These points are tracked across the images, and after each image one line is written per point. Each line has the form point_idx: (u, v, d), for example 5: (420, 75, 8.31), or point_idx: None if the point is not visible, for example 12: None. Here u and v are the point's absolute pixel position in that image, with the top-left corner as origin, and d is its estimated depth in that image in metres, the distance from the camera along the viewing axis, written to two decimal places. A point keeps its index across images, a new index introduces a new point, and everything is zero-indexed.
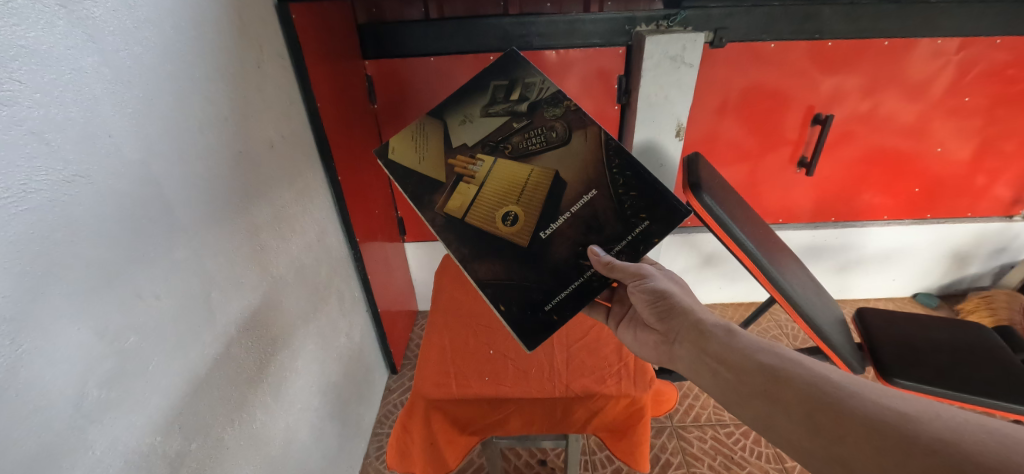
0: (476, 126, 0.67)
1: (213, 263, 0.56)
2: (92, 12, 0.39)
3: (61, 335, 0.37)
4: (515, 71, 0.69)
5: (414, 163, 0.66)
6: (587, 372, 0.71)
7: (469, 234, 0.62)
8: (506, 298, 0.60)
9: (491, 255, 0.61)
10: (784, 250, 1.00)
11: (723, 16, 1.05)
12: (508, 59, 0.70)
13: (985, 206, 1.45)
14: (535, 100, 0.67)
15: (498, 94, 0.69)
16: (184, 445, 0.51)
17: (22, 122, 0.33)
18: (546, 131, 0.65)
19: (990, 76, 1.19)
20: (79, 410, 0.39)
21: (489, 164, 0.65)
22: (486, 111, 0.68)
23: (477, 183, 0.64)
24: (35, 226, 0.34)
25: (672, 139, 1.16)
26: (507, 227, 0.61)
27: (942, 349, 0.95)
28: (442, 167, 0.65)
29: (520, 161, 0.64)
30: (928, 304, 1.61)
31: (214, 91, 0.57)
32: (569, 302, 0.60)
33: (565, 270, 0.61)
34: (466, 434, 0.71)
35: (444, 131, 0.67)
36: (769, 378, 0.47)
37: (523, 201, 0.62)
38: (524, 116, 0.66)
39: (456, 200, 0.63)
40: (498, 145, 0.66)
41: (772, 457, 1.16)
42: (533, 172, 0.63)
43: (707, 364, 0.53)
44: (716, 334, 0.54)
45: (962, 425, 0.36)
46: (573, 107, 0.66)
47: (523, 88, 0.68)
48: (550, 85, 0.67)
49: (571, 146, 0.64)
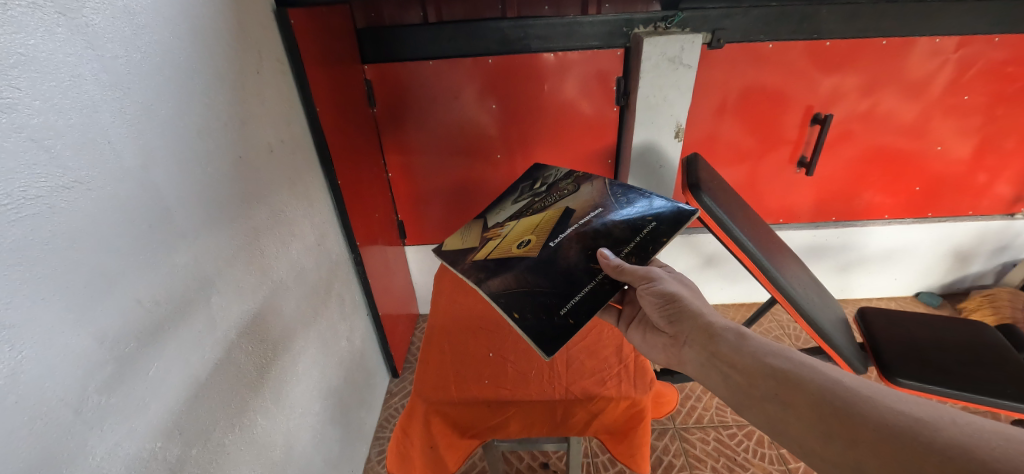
0: (507, 210, 0.80)
1: (213, 268, 0.56)
2: (92, 19, 0.40)
3: (61, 342, 0.37)
4: (537, 172, 0.89)
5: (458, 243, 0.75)
6: (587, 374, 0.70)
7: (488, 263, 0.66)
8: (519, 306, 0.58)
9: (504, 272, 0.63)
10: (786, 252, 1.00)
11: (720, 17, 1.06)
12: (532, 170, 0.91)
13: (986, 204, 1.45)
14: (553, 181, 0.83)
15: (525, 188, 0.86)
16: (184, 451, 0.51)
17: (22, 129, 0.33)
18: (561, 191, 0.78)
19: (989, 74, 1.19)
20: (80, 415, 0.39)
21: (514, 224, 0.74)
22: (515, 199, 0.83)
23: (502, 237, 0.71)
24: (35, 232, 0.35)
25: (672, 139, 1.16)
26: (522, 249, 0.66)
27: (946, 348, 0.94)
28: (478, 238, 0.74)
29: (538, 213, 0.74)
30: (931, 303, 1.60)
31: (214, 96, 0.57)
32: (583, 303, 0.57)
33: (576, 272, 0.60)
34: (466, 438, 0.71)
35: (483, 221, 0.80)
36: (781, 382, 0.46)
37: (538, 230, 0.68)
38: (544, 190, 0.81)
39: (483, 250, 0.70)
40: (523, 212, 0.76)
41: (776, 458, 1.15)
42: (547, 214, 0.72)
43: (718, 368, 0.52)
44: (727, 338, 0.54)
45: (977, 432, 0.36)
46: (581, 175, 0.80)
47: (544, 179, 0.86)
48: (562, 170, 0.85)
49: (581, 192, 0.75)
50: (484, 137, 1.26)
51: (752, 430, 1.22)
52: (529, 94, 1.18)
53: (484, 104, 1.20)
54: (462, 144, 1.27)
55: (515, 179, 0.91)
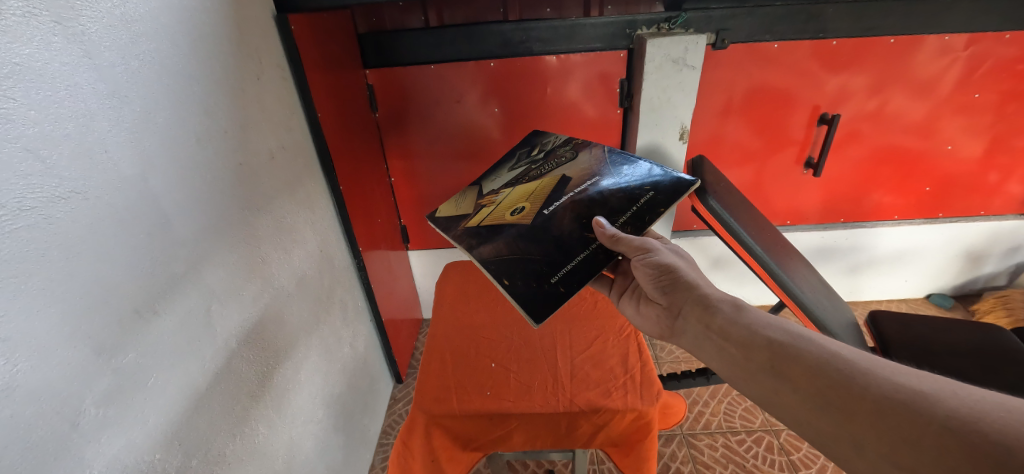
0: (502, 178, 0.80)
1: (213, 277, 0.56)
2: (88, 27, 0.39)
3: (54, 355, 0.36)
4: (536, 140, 0.89)
5: (452, 210, 0.75)
6: (592, 385, 0.69)
7: (479, 231, 0.65)
8: (510, 273, 0.57)
9: (496, 238, 0.62)
10: (790, 250, 0.98)
11: (725, 17, 1.05)
12: (530, 137, 0.90)
13: (998, 204, 1.42)
14: (550, 148, 0.82)
15: (522, 155, 0.85)
16: (184, 462, 0.50)
17: (16, 139, 0.33)
18: (558, 159, 0.77)
19: (1000, 72, 1.17)
20: (77, 429, 0.38)
21: (508, 191, 0.73)
22: (512, 166, 0.82)
23: (496, 203, 0.71)
24: (30, 243, 0.34)
25: (676, 142, 1.13)
26: (515, 216, 0.65)
27: (962, 352, 0.92)
28: (473, 206, 0.74)
29: (533, 180, 0.73)
30: (943, 305, 1.57)
31: (214, 104, 0.57)
32: (575, 274, 0.56)
33: (571, 241, 0.59)
34: (468, 451, 0.70)
35: (479, 189, 0.80)
36: (775, 354, 0.45)
37: (532, 198, 0.68)
38: (541, 158, 0.80)
39: (477, 217, 0.69)
40: (518, 180, 0.76)
41: (786, 465, 1.13)
42: (543, 181, 0.71)
43: (714, 340, 0.51)
44: (722, 309, 0.53)
45: (979, 404, 0.34)
46: (578, 142, 0.79)
47: (542, 146, 0.85)
48: (560, 138, 0.84)
49: (579, 160, 0.74)
50: (487, 141, 1.25)
51: (762, 436, 1.20)
52: (530, 95, 1.17)
53: (486, 106, 1.19)
54: (465, 147, 1.26)
55: (513, 145, 0.89)
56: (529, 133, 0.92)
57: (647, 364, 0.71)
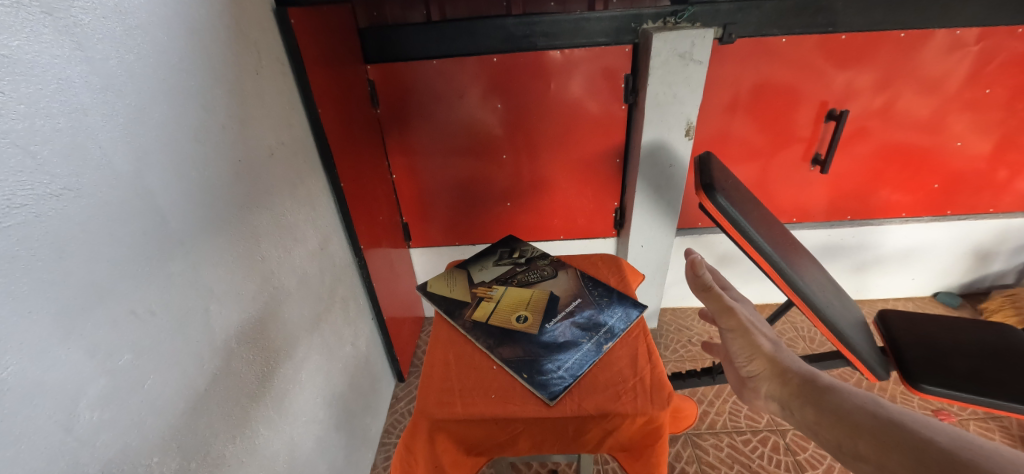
0: (490, 270, 0.93)
1: (212, 277, 0.55)
2: (80, 18, 0.38)
3: (45, 358, 0.35)
4: (517, 244, 1.02)
5: (446, 290, 0.88)
6: (600, 389, 0.67)
7: (489, 329, 0.77)
8: (526, 367, 0.69)
9: (509, 342, 0.74)
10: (797, 246, 0.96)
11: (733, 11, 1.02)
12: (509, 240, 1.04)
13: (1008, 201, 1.40)
14: (530, 256, 0.96)
15: (504, 254, 0.98)
16: (183, 465, 0.49)
17: (5, 134, 0.32)
18: (540, 271, 0.91)
19: (1012, 67, 1.14)
20: (71, 433, 0.37)
21: (502, 289, 0.86)
22: (497, 262, 0.96)
23: (494, 300, 0.83)
24: (21, 242, 0.33)
25: (682, 138, 1.11)
26: (520, 324, 0.77)
27: (973, 351, 0.90)
28: (468, 293, 0.86)
29: (524, 288, 0.87)
30: (949, 303, 1.56)
31: (211, 99, 0.55)
32: (577, 365, 0.69)
33: (568, 344, 0.73)
34: (472, 455, 0.70)
35: (467, 276, 0.92)
36: (845, 423, 0.47)
37: (531, 308, 0.81)
38: (524, 264, 0.94)
39: (479, 310, 0.81)
40: (509, 280, 0.89)
41: (792, 465, 1.12)
42: (534, 292, 0.85)
43: (785, 402, 0.55)
44: (793, 377, 0.56)
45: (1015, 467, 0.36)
46: (557, 259, 0.95)
47: (522, 251, 0.99)
48: (541, 249, 0.98)
49: (560, 278, 0.89)
50: (489, 137, 1.24)
51: (767, 436, 1.18)
52: (534, 91, 1.16)
53: (489, 103, 1.17)
54: (467, 144, 1.25)
55: (495, 243, 1.03)
56: (505, 238, 1.06)
57: (656, 366, 0.69)
